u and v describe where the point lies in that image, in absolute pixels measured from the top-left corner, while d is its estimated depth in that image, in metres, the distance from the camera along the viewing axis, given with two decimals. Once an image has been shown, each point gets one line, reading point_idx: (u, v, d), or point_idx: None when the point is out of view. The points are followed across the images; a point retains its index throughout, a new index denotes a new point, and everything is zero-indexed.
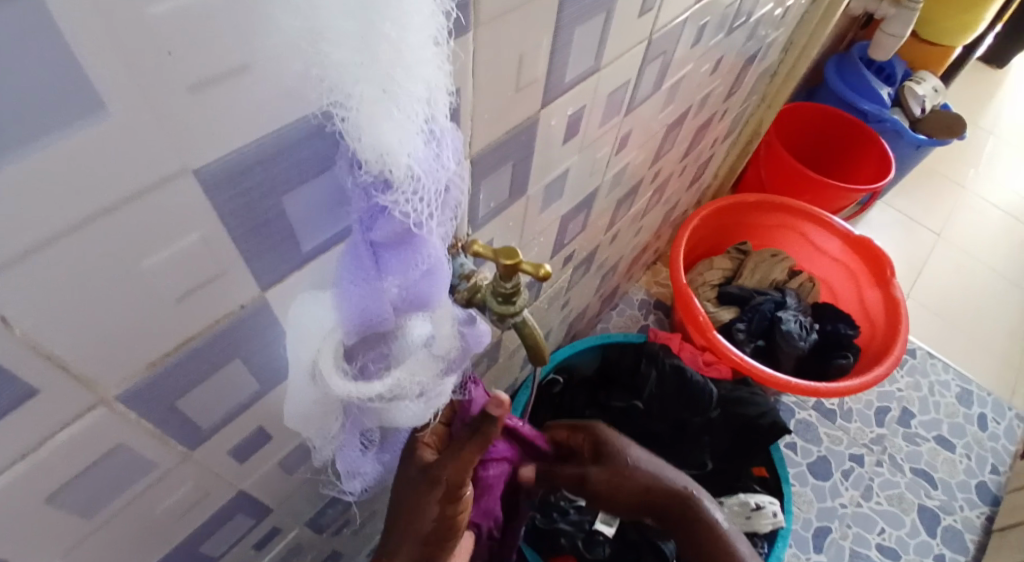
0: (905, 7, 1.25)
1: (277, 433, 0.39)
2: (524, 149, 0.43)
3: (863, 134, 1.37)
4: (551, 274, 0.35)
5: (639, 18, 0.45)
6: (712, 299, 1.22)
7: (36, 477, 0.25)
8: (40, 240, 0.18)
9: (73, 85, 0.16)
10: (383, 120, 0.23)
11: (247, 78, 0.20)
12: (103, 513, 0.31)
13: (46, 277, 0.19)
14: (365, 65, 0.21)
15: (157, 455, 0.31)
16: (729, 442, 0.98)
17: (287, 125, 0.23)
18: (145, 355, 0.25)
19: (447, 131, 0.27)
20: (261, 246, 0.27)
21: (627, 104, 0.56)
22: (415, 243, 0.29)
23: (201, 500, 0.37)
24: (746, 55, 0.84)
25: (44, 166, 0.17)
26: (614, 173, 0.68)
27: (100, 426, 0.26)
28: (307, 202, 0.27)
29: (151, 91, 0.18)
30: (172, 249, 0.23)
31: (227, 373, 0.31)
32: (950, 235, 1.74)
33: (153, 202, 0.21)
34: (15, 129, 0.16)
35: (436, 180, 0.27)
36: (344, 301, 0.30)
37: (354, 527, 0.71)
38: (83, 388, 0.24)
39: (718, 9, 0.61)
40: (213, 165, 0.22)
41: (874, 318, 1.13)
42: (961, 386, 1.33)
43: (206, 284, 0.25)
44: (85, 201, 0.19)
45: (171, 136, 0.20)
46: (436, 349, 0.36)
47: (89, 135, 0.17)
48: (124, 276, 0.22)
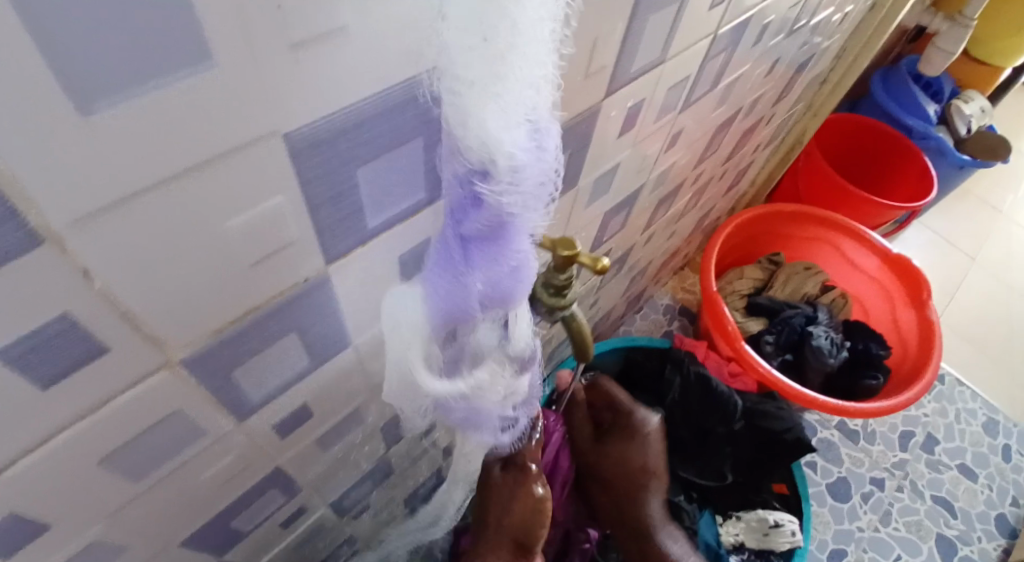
0: (958, 23, 1.21)
1: (318, 411, 0.39)
2: (582, 139, 0.42)
3: (905, 151, 1.34)
4: (609, 268, 0.34)
5: (708, 12, 0.44)
6: (740, 308, 1.20)
7: (94, 436, 0.25)
8: (129, 192, 0.18)
9: (183, 31, 0.16)
10: (488, 106, 0.21)
11: (345, 40, 0.20)
12: (150, 478, 0.30)
13: (131, 230, 0.19)
14: (479, 47, 0.20)
15: (208, 424, 0.30)
16: (751, 456, 0.96)
17: (374, 95, 0.22)
18: (211, 321, 0.25)
19: (553, 118, 0.24)
20: (330, 219, 0.26)
21: (682, 102, 0.55)
22: (507, 235, 0.26)
23: (240, 473, 0.37)
24: (798, 61, 0.82)
25: (145, 115, 0.16)
26: (659, 173, 0.67)
27: (161, 389, 0.26)
28: (382, 174, 0.27)
29: (257, 48, 0.17)
30: (252, 213, 0.22)
31: (283, 346, 0.30)
32: (986, 260, 1.69)
33: (240, 163, 0.20)
34: (123, 74, 0.15)
35: (539, 174, 0.24)
36: (432, 291, 0.28)
37: (372, 512, 0.71)
38: (150, 349, 0.24)
39: (781, 10, 0.59)
40: (302, 129, 0.21)
41: (907, 340, 1.10)
42: (988, 416, 1.29)
43: (277, 252, 0.25)
44: (179, 155, 0.18)
45: (267, 96, 0.19)
46: (512, 349, 0.34)
47: (192, 86, 0.17)
48: (204, 238, 0.21)
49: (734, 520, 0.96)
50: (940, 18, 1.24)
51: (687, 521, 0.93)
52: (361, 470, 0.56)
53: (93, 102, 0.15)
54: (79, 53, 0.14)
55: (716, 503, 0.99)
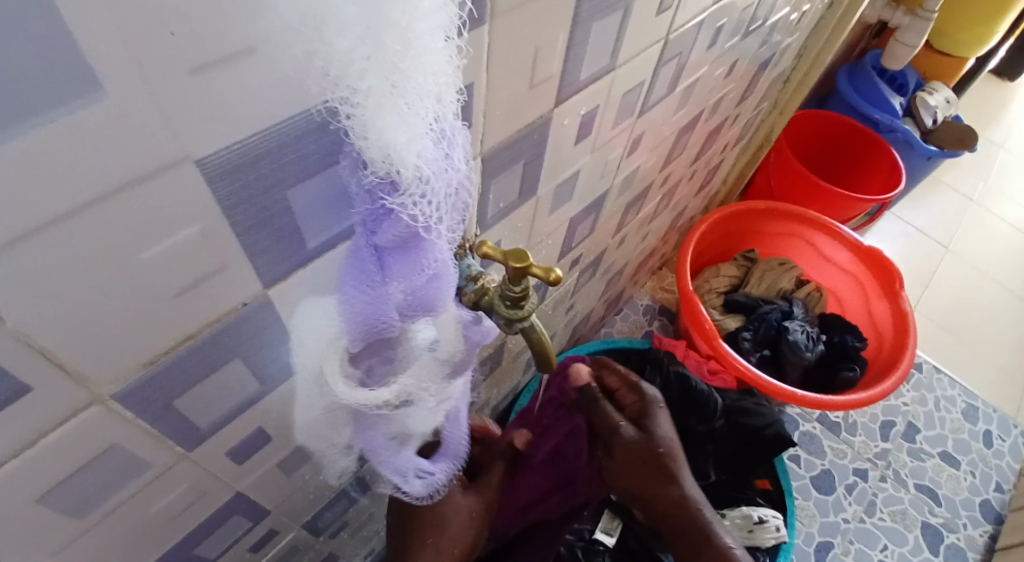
0: (920, 16, 1.24)
1: (276, 435, 0.38)
2: (535, 149, 0.42)
3: (873, 142, 1.36)
4: (562, 277, 0.34)
5: (657, 17, 0.44)
6: (717, 306, 1.21)
7: (25, 477, 0.24)
8: (29, 227, 0.17)
9: (69, 65, 0.15)
10: (390, 117, 0.21)
11: (251, 64, 0.19)
12: (95, 514, 0.29)
13: (37, 266, 0.18)
14: (371, 58, 0.20)
15: (152, 456, 0.29)
16: (733, 452, 0.96)
17: (291, 118, 0.22)
18: (139, 352, 0.24)
19: (459, 132, 0.25)
20: (263, 243, 0.25)
21: (640, 106, 0.55)
22: (421, 244, 0.26)
23: (196, 501, 0.36)
24: (759, 61, 0.83)
25: (38, 153, 0.16)
26: (624, 176, 0.67)
27: (94, 425, 0.25)
28: (310, 197, 0.26)
29: (156, 75, 0.17)
30: (171, 243, 0.22)
31: (226, 373, 0.30)
32: (958, 248, 1.72)
33: (156, 192, 0.20)
34: (2, 113, 0.15)
35: (447, 182, 0.25)
36: (348, 307, 0.28)
37: (349, 530, 0.70)
38: (74, 385, 0.23)
39: (735, 11, 0.59)
40: (217, 154, 0.21)
41: (882, 331, 1.11)
42: (967, 402, 1.31)
43: (206, 279, 0.24)
44: (78, 187, 0.18)
45: (171, 125, 0.18)
46: (441, 353, 0.35)
47: (82, 117, 0.16)
48: (120, 269, 0.21)
49: (719, 518, 0.95)
50: (902, 11, 1.26)
51: None
52: (333, 489, 0.55)
53: None
54: None
55: (700, 501, 0.99)
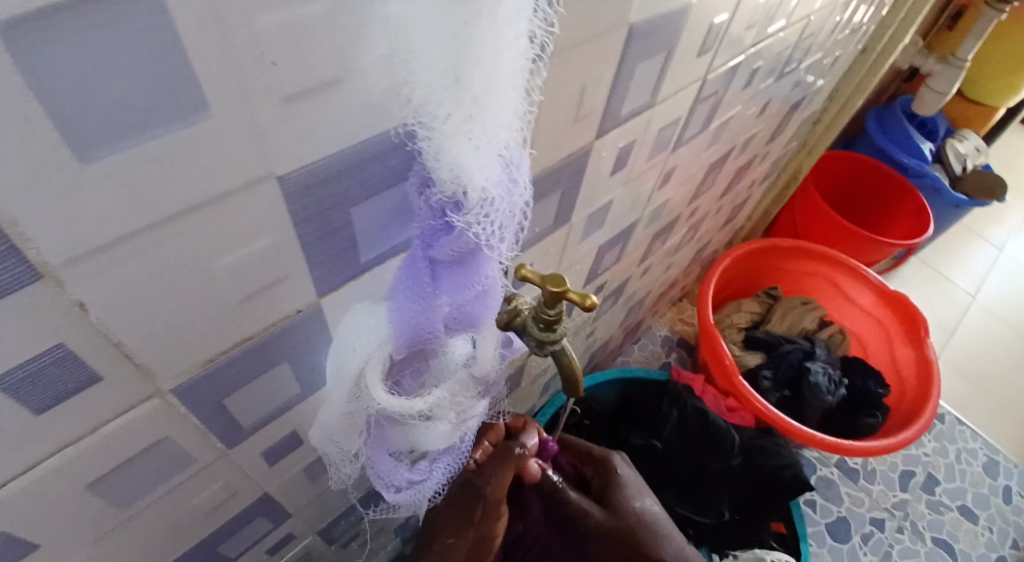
0: (951, 65, 1.25)
1: (307, 439, 0.39)
2: (573, 178, 0.44)
3: (902, 188, 1.36)
4: (597, 304, 0.34)
5: (697, 58, 0.46)
6: (738, 342, 1.20)
7: (83, 462, 0.25)
8: (128, 229, 0.19)
9: (182, 87, 0.17)
10: (465, 143, 0.23)
11: (338, 91, 0.21)
12: (138, 504, 0.31)
13: (128, 264, 0.20)
14: (452, 89, 0.21)
15: (197, 451, 0.31)
16: (748, 491, 0.95)
17: (369, 138, 0.24)
18: (202, 352, 0.26)
19: (525, 160, 0.26)
20: (324, 254, 0.27)
21: (674, 141, 0.56)
22: (475, 262, 0.28)
23: (227, 500, 0.37)
24: (791, 102, 0.84)
25: (146, 163, 0.18)
26: (653, 208, 0.68)
27: (151, 416, 0.26)
28: (372, 213, 0.28)
29: (252, 99, 0.19)
30: (245, 251, 0.23)
31: (272, 376, 0.31)
32: (986, 297, 1.69)
33: (237, 203, 0.21)
34: (120, 126, 0.16)
35: (509, 207, 0.26)
36: (396, 314, 0.30)
37: (361, 541, 0.71)
38: (142, 377, 0.24)
39: (771, 55, 0.61)
40: (296, 171, 0.22)
41: (906, 377, 1.10)
42: (990, 456, 1.28)
43: (268, 287, 0.26)
44: (174, 198, 0.19)
45: (260, 143, 0.20)
46: (476, 370, 0.36)
47: (188, 133, 0.18)
48: (199, 273, 0.22)
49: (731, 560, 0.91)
50: (933, 59, 1.27)
51: None
52: (351, 499, 0.56)
53: (95, 151, 0.16)
54: (72, 105, 0.15)
55: (712, 542, 0.96)
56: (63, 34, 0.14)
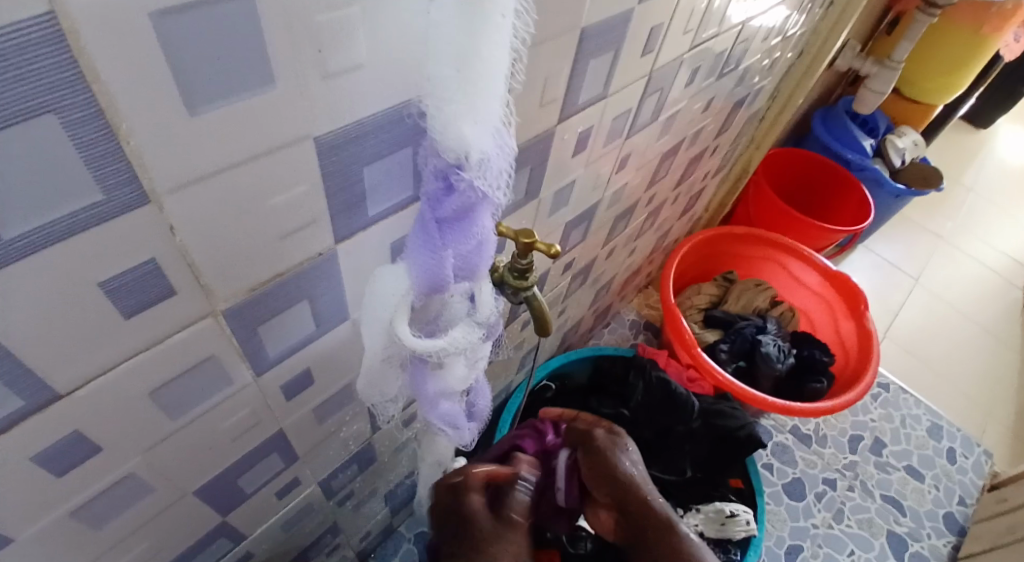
0: (887, 66, 1.38)
1: (318, 378, 0.46)
2: (541, 156, 0.51)
3: (845, 179, 1.49)
4: (560, 252, 0.42)
5: (642, 56, 0.54)
6: (698, 321, 1.30)
7: (150, 367, 0.32)
8: (208, 170, 0.26)
9: (256, 64, 0.24)
10: (464, 119, 0.30)
11: (361, 73, 0.28)
12: (185, 417, 0.37)
13: (205, 199, 0.27)
14: (454, 76, 0.28)
15: (233, 373, 0.37)
16: (708, 451, 1.03)
17: (380, 110, 0.31)
18: (248, 279, 0.32)
19: (508, 130, 0.33)
20: (340, 206, 0.34)
21: (627, 129, 0.64)
22: (474, 214, 0.35)
23: (251, 428, 0.44)
24: (736, 98, 0.94)
25: (227, 119, 0.25)
26: (613, 191, 0.77)
27: (205, 333, 0.33)
28: (381, 171, 0.34)
29: (303, 74, 0.26)
30: (286, 196, 0.30)
31: (296, 311, 0.38)
32: (927, 280, 1.84)
33: (284, 155, 0.28)
34: (214, 90, 0.23)
35: (498, 164, 0.33)
36: (415, 266, 0.36)
37: (355, 501, 0.77)
38: (203, 296, 0.31)
39: (710, 55, 0.70)
40: (327, 133, 0.29)
41: (849, 348, 1.21)
42: (932, 421, 1.40)
43: (302, 228, 0.33)
44: (243, 147, 0.26)
45: (306, 108, 0.27)
46: (477, 315, 0.43)
47: (257, 99, 0.25)
48: (254, 210, 0.29)
49: (694, 512, 1.02)
50: (870, 62, 1.40)
51: None
52: (349, 450, 0.62)
53: (196, 107, 0.23)
54: (186, 72, 0.22)
55: (677, 497, 1.05)
56: (187, 21, 0.21)
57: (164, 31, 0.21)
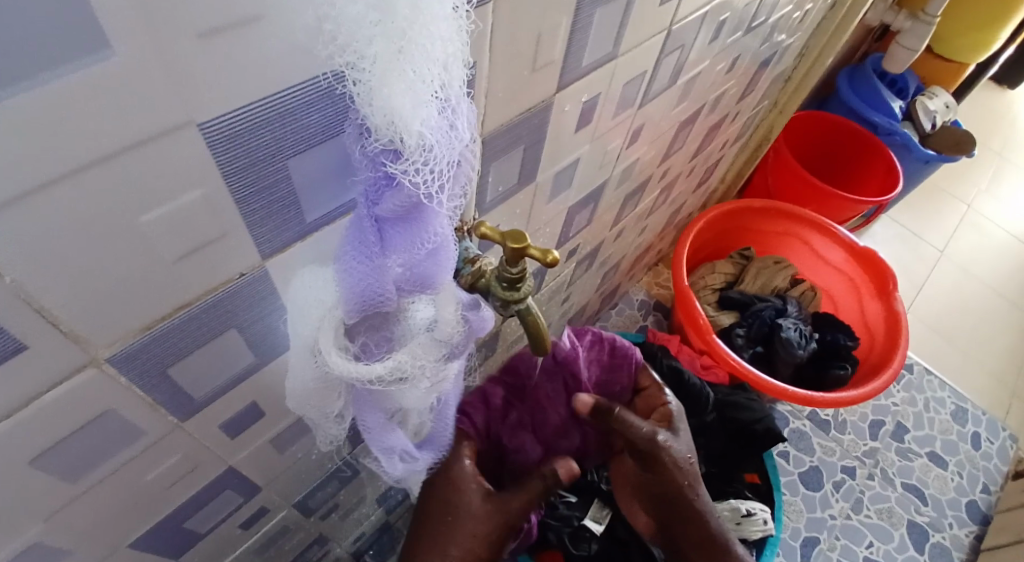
0: (920, 21, 1.25)
1: (269, 409, 0.38)
2: (536, 133, 0.42)
3: (871, 145, 1.37)
4: (559, 260, 0.34)
5: (660, 6, 0.44)
6: (712, 303, 1.22)
7: (18, 437, 0.24)
8: (29, 184, 0.17)
9: (76, 20, 0.15)
10: (396, 82, 0.21)
11: (259, 29, 0.19)
12: (89, 480, 0.30)
13: (39, 225, 0.18)
14: (380, 24, 0.20)
15: (149, 423, 0.30)
16: (723, 444, 0.97)
17: (297, 84, 0.22)
18: (138, 316, 0.24)
19: (464, 101, 0.24)
20: (264, 211, 0.26)
21: (640, 98, 0.55)
22: (423, 216, 0.27)
23: (189, 473, 0.36)
24: (761, 58, 0.83)
25: (44, 106, 0.16)
26: (623, 168, 0.67)
27: (91, 386, 0.25)
28: (312, 165, 0.26)
29: (162, 35, 0.17)
30: (172, 206, 0.22)
31: (222, 343, 0.30)
32: (953, 251, 1.74)
33: (157, 152, 0.20)
34: (7, 65, 0.15)
35: (449, 151, 0.25)
36: (347, 279, 0.27)
37: (341, 512, 0.71)
38: (73, 345, 0.23)
39: (736, 8, 0.59)
40: (219, 119, 0.21)
41: (874, 331, 1.12)
42: (956, 404, 1.32)
43: (205, 246, 0.24)
44: (85, 143, 0.18)
45: (178, 87, 0.19)
46: (439, 333, 0.35)
47: (91, 76, 0.16)
48: (123, 231, 0.21)
49: None
50: (903, 16, 1.26)
51: None
52: (325, 470, 0.55)
53: None
54: None
55: None
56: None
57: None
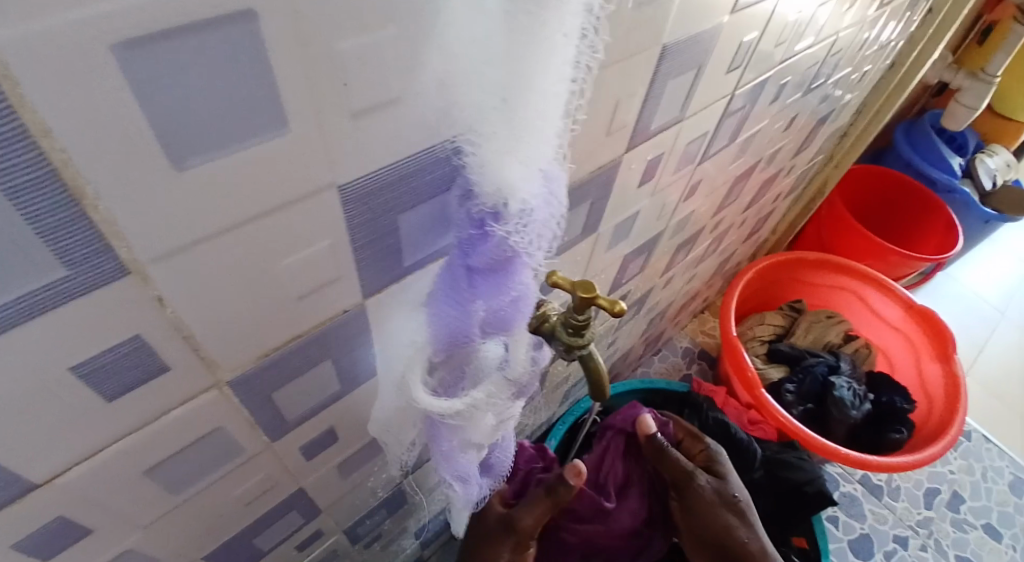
0: (981, 80, 1.23)
1: (342, 435, 0.41)
2: (603, 189, 0.45)
3: (929, 202, 1.34)
4: (626, 310, 0.35)
5: (727, 73, 0.47)
6: (760, 354, 1.19)
7: (146, 446, 0.27)
8: (202, 233, 0.21)
9: (263, 103, 0.19)
10: (508, 157, 0.24)
11: (397, 109, 0.23)
12: (188, 491, 0.33)
13: (201, 266, 0.22)
14: (500, 109, 0.23)
15: (246, 442, 0.33)
16: (771, 505, 0.94)
17: (421, 151, 0.25)
18: (259, 345, 0.27)
19: (561, 174, 0.28)
20: (371, 258, 0.29)
21: (700, 155, 0.57)
22: (511, 269, 0.29)
23: (266, 492, 0.39)
24: (818, 115, 0.84)
25: (228, 170, 0.19)
26: (678, 220, 0.69)
27: (209, 406, 0.28)
28: (416, 219, 0.29)
29: (323, 116, 0.20)
30: (303, 254, 0.25)
31: (318, 372, 0.33)
32: (1018, 314, 1.66)
33: (300, 210, 0.23)
34: (208, 139, 0.18)
35: (544, 215, 0.28)
36: (437, 319, 0.31)
37: (384, 542, 0.72)
38: (204, 369, 0.26)
39: (798, 71, 0.61)
40: (355, 181, 0.24)
41: (932, 395, 1.08)
42: (1015, 474, 1.24)
43: (323, 286, 0.27)
44: (248, 202, 0.21)
45: (328, 156, 0.22)
46: (510, 372, 0.37)
47: (265, 146, 0.20)
48: (263, 273, 0.24)
49: None
50: (962, 74, 1.26)
51: None
52: (377, 498, 0.57)
53: (187, 159, 0.18)
54: (169, 120, 0.17)
55: None
56: (161, 42, 0.15)
57: (135, 66, 0.15)
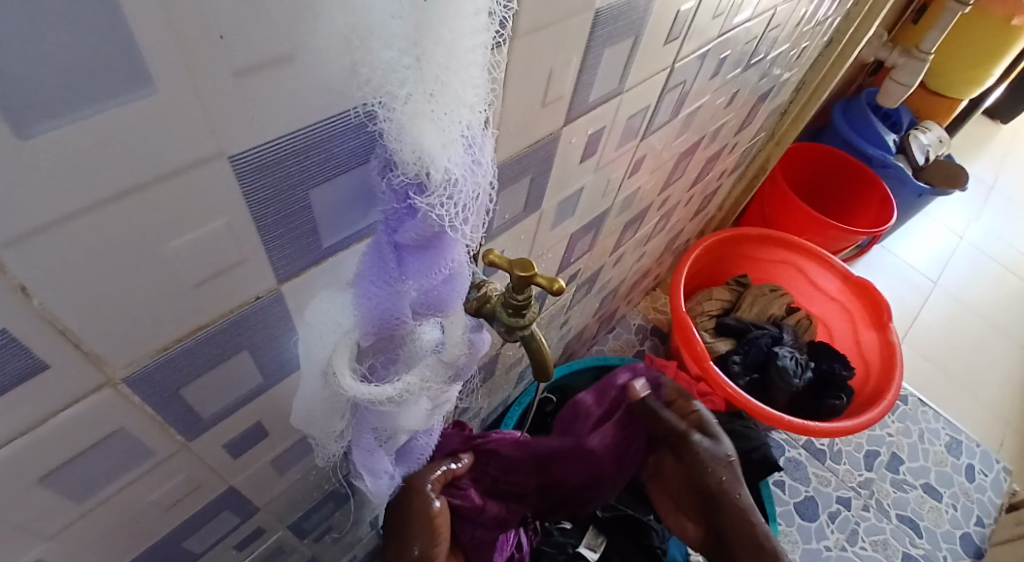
0: (915, 57, 1.27)
1: (272, 430, 0.39)
2: (543, 164, 0.43)
3: (866, 177, 1.39)
4: (565, 288, 0.34)
5: (665, 45, 0.46)
6: (709, 329, 1.22)
7: (31, 455, 0.24)
8: (65, 211, 0.18)
9: (123, 59, 0.16)
10: (425, 121, 0.22)
11: (292, 69, 0.20)
12: (95, 498, 0.30)
13: (70, 251, 0.19)
14: (411, 68, 0.21)
15: (157, 443, 0.30)
16: None
17: (334, 116, 0.24)
18: (156, 338, 0.25)
19: (487, 140, 0.26)
20: (286, 237, 0.26)
21: (643, 130, 0.56)
22: (440, 245, 0.27)
23: (189, 493, 0.36)
24: (760, 91, 0.85)
25: (88, 138, 0.17)
26: (624, 197, 0.69)
27: (104, 407, 0.25)
28: (334, 194, 0.27)
29: (202, 77, 0.18)
30: (197, 234, 0.23)
31: (234, 364, 0.30)
32: (947, 282, 1.76)
33: (187, 183, 0.21)
34: (57, 103, 0.16)
35: (472, 184, 0.26)
36: (363, 302, 0.29)
37: (334, 534, 0.70)
38: (91, 365, 0.23)
39: (738, 44, 0.61)
40: (248, 152, 0.22)
41: (869, 360, 1.13)
42: (951, 436, 1.32)
43: (226, 271, 0.25)
44: (119, 174, 0.18)
45: (212, 123, 0.19)
46: (446, 356, 0.35)
47: (132, 110, 0.17)
48: (149, 257, 0.22)
49: None
50: (897, 51, 1.30)
51: (656, 540, 0.86)
52: (321, 491, 0.55)
53: (33, 126, 0.16)
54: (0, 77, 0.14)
55: None
56: None
57: None
